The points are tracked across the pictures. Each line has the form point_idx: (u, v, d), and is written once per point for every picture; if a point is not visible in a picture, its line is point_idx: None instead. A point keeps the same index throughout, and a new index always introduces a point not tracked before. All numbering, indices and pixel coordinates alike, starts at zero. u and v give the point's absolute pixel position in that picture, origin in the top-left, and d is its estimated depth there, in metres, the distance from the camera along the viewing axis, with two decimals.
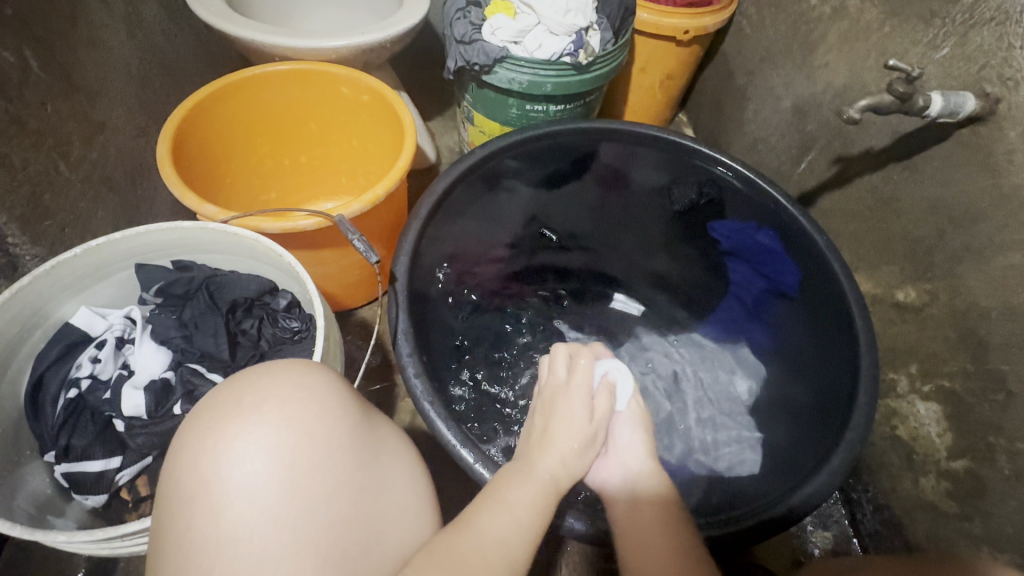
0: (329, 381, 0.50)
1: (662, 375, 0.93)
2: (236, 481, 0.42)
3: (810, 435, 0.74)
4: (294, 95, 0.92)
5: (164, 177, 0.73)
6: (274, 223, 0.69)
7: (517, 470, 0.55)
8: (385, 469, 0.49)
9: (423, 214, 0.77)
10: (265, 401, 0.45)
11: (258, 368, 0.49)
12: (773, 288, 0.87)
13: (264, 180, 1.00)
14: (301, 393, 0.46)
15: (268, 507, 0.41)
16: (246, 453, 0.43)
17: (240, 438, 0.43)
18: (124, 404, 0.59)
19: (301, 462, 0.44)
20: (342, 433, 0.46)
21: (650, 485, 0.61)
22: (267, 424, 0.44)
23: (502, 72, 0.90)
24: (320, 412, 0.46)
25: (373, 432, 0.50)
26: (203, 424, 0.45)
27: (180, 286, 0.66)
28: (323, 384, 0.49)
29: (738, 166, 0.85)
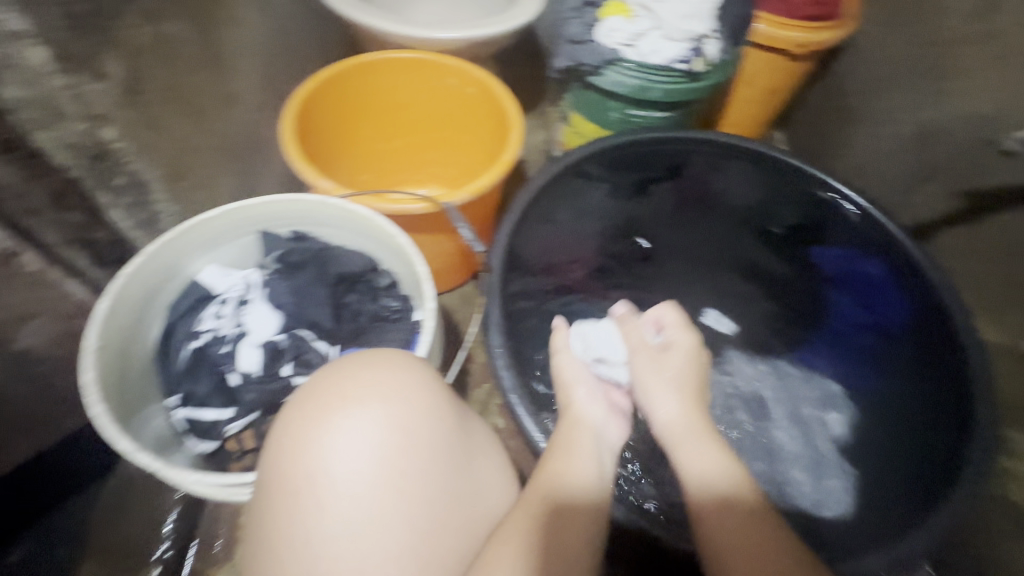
0: (428, 382, 0.51)
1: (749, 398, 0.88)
2: (339, 476, 0.44)
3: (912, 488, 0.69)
4: (402, 84, 0.95)
5: (287, 154, 0.77)
6: (384, 205, 0.73)
7: (570, 428, 0.61)
8: (476, 469, 0.51)
9: (520, 208, 0.76)
10: (366, 399, 0.47)
11: (354, 359, 0.51)
12: (875, 324, 0.82)
13: (360, 162, 1.02)
14: (402, 390, 0.48)
15: (366, 502, 0.44)
16: (346, 447, 0.45)
17: (344, 432, 0.46)
18: (241, 360, 0.64)
19: (399, 464, 0.45)
20: (439, 435, 0.48)
21: (715, 466, 0.55)
22: (369, 419, 0.46)
23: (612, 74, 0.90)
24: (418, 412, 0.48)
25: (467, 434, 0.52)
26: (307, 416, 0.47)
27: (295, 256, 0.70)
28: (421, 383, 0.50)
29: (853, 197, 0.80)
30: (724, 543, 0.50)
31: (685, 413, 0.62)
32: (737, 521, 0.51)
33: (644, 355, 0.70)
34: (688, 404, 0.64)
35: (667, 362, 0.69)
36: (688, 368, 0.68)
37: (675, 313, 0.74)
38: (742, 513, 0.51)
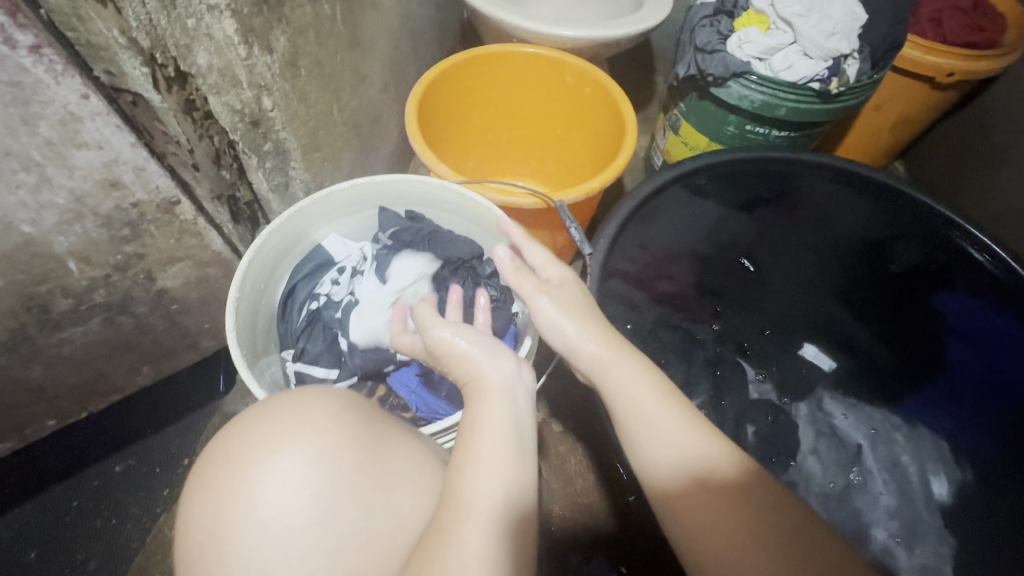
0: (338, 416, 0.47)
1: (850, 448, 0.86)
2: (253, 522, 0.42)
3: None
4: (518, 77, 0.96)
5: (409, 134, 0.81)
6: (497, 195, 0.74)
7: (476, 394, 0.49)
8: (400, 501, 0.46)
9: (624, 212, 0.71)
10: (273, 447, 0.45)
11: (280, 399, 0.49)
12: (998, 386, 0.74)
13: (467, 151, 1.04)
14: (309, 427, 0.46)
15: (287, 545, 0.42)
16: (260, 493, 0.43)
17: (258, 481, 0.43)
18: (352, 328, 0.67)
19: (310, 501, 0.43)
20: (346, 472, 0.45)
21: (686, 442, 0.49)
22: (284, 467, 0.44)
23: (736, 87, 0.87)
24: (330, 449, 0.45)
25: (381, 462, 0.47)
26: (217, 467, 0.45)
27: (409, 234, 0.73)
28: (330, 420, 0.47)
29: (995, 247, 0.71)
30: (696, 531, 0.46)
31: (606, 340, 0.54)
32: (703, 501, 0.47)
33: (530, 284, 0.57)
34: (610, 333, 0.55)
35: (560, 315, 0.54)
36: (586, 300, 0.57)
37: (541, 248, 0.60)
38: (728, 497, 0.46)
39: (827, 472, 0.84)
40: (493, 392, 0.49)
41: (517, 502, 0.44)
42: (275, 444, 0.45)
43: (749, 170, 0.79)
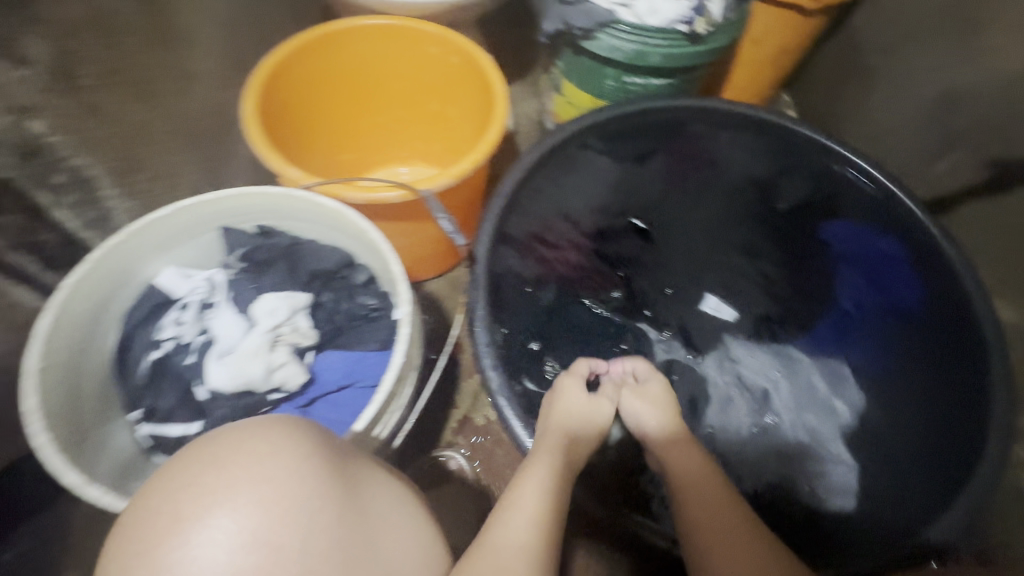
0: (302, 459, 0.41)
1: (759, 391, 0.79)
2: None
3: (923, 471, 0.68)
4: (381, 54, 0.87)
5: (249, 137, 0.70)
6: (359, 194, 0.66)
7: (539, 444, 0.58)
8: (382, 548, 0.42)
9: (506, 192, 0.73)
10: (214, 504, 0.38)
11: (227, 435, 0.42)
12: (886, 304, 0.78)
13: (343, 141, 0.95)
14: (267, 454, 0.40)
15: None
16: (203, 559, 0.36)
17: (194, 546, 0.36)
18: (207, 376, 0.58)
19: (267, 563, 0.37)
20: (318, 524, 0.39)
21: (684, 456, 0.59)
22: (225, 525, 0.37)
23: (606, 39, 0.82)
24: (292, 493, 0.39)
25: (359, 507, 0.42)
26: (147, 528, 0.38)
27: (262, 253, 0.65)
28: (296, 462, 0.41)
29: (868, 168, 0.76)
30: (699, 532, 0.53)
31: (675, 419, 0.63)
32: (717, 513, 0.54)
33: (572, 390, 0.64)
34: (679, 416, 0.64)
35: (599, 402, 0.64)
36: (667, 396, 0.65)
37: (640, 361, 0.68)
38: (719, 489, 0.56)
39: (733, 419, 0.77)
40: (556, 443, 0.59)
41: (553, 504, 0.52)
42: (227, 472, 0.39)
43: (632, 126, 0.79)
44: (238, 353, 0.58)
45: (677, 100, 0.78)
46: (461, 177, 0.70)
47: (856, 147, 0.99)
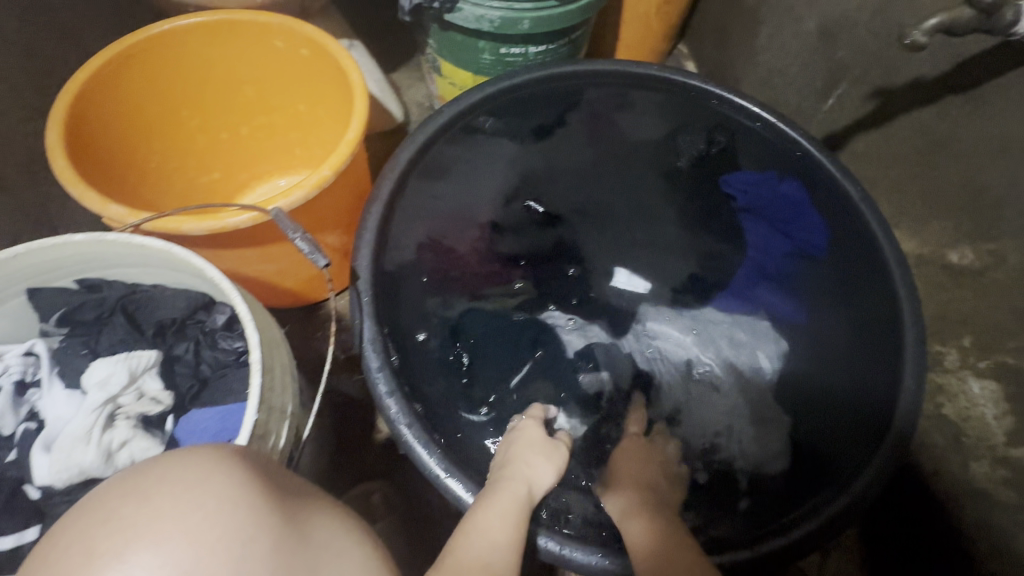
0: (236, 485, 0.33)
1: (679, 366, 0.79)
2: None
3: (846, 421, 0.65)
4: (223, 54, 0.76)
5: (56, 173, 0.59)
6: (198, 224, 0.57)
7: (499, 480, 0.54)
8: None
9: (385, 192, 0.66)
10: (125, 540, 0.29)
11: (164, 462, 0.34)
12: (796, 250, 0.76)
13: (199, 157, 0.85)
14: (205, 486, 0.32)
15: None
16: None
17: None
18: (32, 472, 0.48)
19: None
20: (256, 567, 0.30)
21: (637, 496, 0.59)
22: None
23: (468, 9, 0.74)
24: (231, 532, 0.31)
25: (310, 545, 0.33)
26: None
27: (88, 311, 0.54)
28: (229, 489, 0.32)
29: (759, 111, 0.74)
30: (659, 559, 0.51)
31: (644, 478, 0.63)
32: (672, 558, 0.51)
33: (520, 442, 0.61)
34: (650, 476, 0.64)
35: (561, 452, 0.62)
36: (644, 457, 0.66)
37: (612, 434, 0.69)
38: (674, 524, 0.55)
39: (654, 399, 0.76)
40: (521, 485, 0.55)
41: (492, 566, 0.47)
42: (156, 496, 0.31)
43: (514, 101, 0.74)
44: (63, 439, 0.48)
45: (559, 65, 0.74)
46: (322, 185, 0.62)
47: (750, 93, 0.97)
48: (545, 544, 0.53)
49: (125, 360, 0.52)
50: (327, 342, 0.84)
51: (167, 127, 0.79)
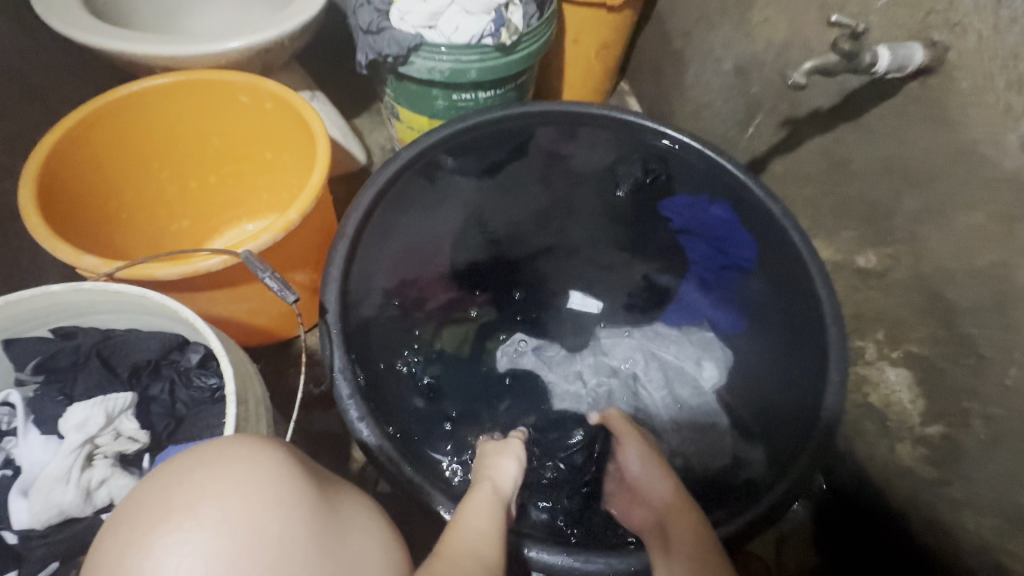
0: (284, 461, 0.44)
1: (624, 378, 0.84)
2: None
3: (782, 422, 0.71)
4: (191, 109, 0.81)
5: (29, 228, 0.62)
6: (171, 268, 0.60)
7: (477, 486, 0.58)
8: (351, 549, 0.42)
9: (351, 232, 0.71)
10: (198, 497, 0.40)
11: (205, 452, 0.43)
12: (729, 265, 0.84)
13: (170, 206, 0.88)
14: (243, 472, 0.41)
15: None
16: (181, 563, 0.37)
17: (169, 547, 0.37)
18: (10, 518, 0.50)
19: (242, 563, 0.38)
20: (294, 522, 0.40)
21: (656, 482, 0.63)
22: (202, 525, 0.38)
23: (420, 62, 0.82)
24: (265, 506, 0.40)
25: (334, 511, 0.44)
26: (126, 531, 0.39)
27: (64, 358, 0.57)
28: (277, 464, 0.43)
29: (688, 139, 0.81)
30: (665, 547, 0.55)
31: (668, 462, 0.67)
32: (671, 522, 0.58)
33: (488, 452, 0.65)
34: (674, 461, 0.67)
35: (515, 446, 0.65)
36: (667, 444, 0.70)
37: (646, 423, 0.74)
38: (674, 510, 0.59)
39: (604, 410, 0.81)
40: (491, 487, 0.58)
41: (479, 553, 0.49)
42: (201, 488, 0.40)
43: (469, 140, 0.81)
44: (41, 483, 0.50)
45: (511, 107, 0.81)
46: (289, 228, 0.66)
47: (685, 124, 1.07)
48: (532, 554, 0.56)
49: (102, 403, 0.54)
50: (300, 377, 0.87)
51: (136, 180, 0.82)
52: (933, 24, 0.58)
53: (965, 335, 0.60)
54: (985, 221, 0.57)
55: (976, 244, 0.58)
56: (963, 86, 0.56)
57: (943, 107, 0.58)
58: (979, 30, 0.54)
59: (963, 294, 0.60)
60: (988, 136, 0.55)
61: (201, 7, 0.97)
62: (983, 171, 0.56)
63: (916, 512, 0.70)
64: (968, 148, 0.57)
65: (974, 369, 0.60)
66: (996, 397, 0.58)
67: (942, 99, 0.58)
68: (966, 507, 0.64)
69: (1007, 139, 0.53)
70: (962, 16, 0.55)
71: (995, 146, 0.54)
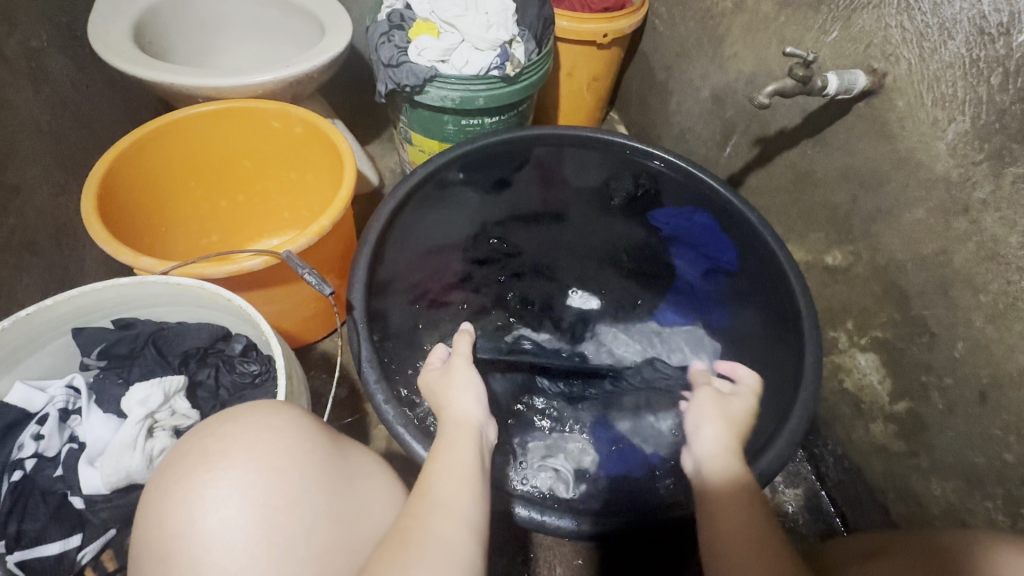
0: (296, 416, 0.47)
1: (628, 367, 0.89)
2: (212, 531, 0.39)
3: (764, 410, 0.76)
4: (226, 133, 0.90)
5: (91, 234, 0.68)
6: (218, 268, 0.67)
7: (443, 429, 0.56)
8: (363, 493, 0.46)
9: (372, 239, 0.77)
10: (231, 445, 0.43)
11: (234, 417, 0.45)
12: (717, 268, 0.92)
13: (204, 221, 0.97)
14: (270, 432, 0.44)
15: (247, 549, 0.39)
16: (222, 498, 0.40)
17: (211, 485, 0.40)
18: (80, 483, 0.56)
19: (275, 496, 0.41)
20: (315, 464, 0.44)
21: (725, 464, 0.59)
22: (239, 466, 0.42)
23: (434, 90, 0.92)
24: (294, 464, 0.43)
25: (346, 459, 0.47)
26: (167, 480, 0.42)
27: (124, 345, 0.63)
28: (293, 419, 0.46)
29: (671, 157, 0.89)
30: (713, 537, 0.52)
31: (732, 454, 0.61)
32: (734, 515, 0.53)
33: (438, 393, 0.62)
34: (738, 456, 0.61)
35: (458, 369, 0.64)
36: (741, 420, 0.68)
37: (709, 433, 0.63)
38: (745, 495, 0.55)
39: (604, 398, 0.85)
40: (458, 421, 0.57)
41: (447, 503, 0.46)
42: (231, 448, 0.42)
43: (476, 160, 0.90)
44: (110, 451, 0.56)
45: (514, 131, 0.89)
46: (320, 234, 0.73)
47: (670, 146, 1.18)
48: (521, 512, 0.60)
49: (160, 383, 0.61)
50: (320, 378, 0.93)
51: (175, 195, 0.90)
52: (872, 54, 0.69)
53: (917, 316, 0.69)
54: (925, 216, 0.67)
55: (920, 235, 0.68)
56: (900, 104, 0.67)
57: (885, 122, 0.69)
58: (909, 58, 0.65)
59: (912, 279, 0.69)
60: (922, 145, 0.65)
61: (232, 45, 1.07)
62: (920, 173, 0.66)
63: (892, 484, 0.76)
64: (906, 155, 0.68)
65: (928, 346, 0.69)
66: (948, 368, 0.67)
67: (884, 116, 0.69)
68: (933, 474, 0.71)
69: (937, 146, 0.64)
70: (895, 48, 0.66)
71: (929, 153, 0.65)
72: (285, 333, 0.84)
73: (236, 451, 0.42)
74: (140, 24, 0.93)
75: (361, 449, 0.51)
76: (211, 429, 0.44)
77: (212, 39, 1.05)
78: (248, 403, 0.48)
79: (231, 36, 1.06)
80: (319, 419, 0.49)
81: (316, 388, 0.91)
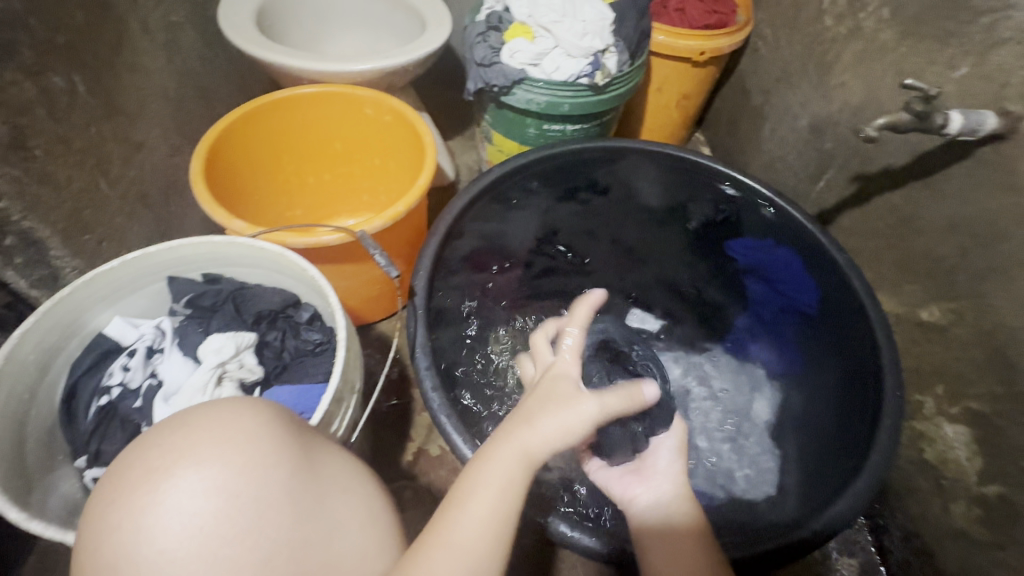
0: (258, 425, 0.44)
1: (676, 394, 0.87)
2: (153, 558, 0.37)
3: (824, 469, 0.71)
4: (320, 115, 0.95)
5: (194, 193, 0.74)
6: (298, 238, 0.70)
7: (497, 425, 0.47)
8: (335, 514, 0.44)
9: (442, 230, 0.78)
10: (178, 462, 0.40)
11: (182, 433, 0.42)
12: (790, 307, 0.86)
13: (290, 196, 1.03)
14: (220, 448, 0.41)
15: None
16: (164, 525, 0.38)
17: (151, 511, 0.38)
18: (154, 416, 0.63)
19: (223, 525, 0.38)
20: (275, 483, 0.41)
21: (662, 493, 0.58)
22: (183, 488, 0.39)
23: (520, 93, 0.93)
24: (245, 489, 0.40)
25: (314, 471, 0.45)
26: (109, 496, 0.40)
27: (208, 299, 0.70)
28: (253, 427, 0.44)
29: (758, 187, 0.85)
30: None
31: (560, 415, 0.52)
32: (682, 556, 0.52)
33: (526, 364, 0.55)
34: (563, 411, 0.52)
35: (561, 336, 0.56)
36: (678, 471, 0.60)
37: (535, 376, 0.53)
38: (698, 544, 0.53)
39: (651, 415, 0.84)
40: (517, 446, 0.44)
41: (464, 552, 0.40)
42: (178, 466, 0.40)
43: (554, 167, 0.88)
44: (183, 391, 0.63)
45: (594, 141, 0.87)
46: (394, 218, 0.75)
47: (758, 174, 1.12)
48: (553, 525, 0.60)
49: (234, 337, 0.67)
50: (374, 358, 0.96)
51: (266, 168, 0.96)
52: (1006, 95, 0.62)
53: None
54: None
55: None
56: None
57: (1012, 171, 0.62)
58: None
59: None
60: None
61: (341, 35, 1.14)
62: None
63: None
64: None
65: None
66: None
67: (1011, 164, 0.62)
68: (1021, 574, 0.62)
69: None
70: None
71: None
72: (349, 309, 0.88)
73: (183, 470, 0.40)
74: (263, 9, 1.01)
75: (334, 450, 0.50)
76: (155, 446, 0.41)
77: (324, 29, 1.13)
78: (200, 405, 0.45)
79: (339, 28, 1.14)
80: (286, 420, 0.47)
81: (371, 367, 0.95)
